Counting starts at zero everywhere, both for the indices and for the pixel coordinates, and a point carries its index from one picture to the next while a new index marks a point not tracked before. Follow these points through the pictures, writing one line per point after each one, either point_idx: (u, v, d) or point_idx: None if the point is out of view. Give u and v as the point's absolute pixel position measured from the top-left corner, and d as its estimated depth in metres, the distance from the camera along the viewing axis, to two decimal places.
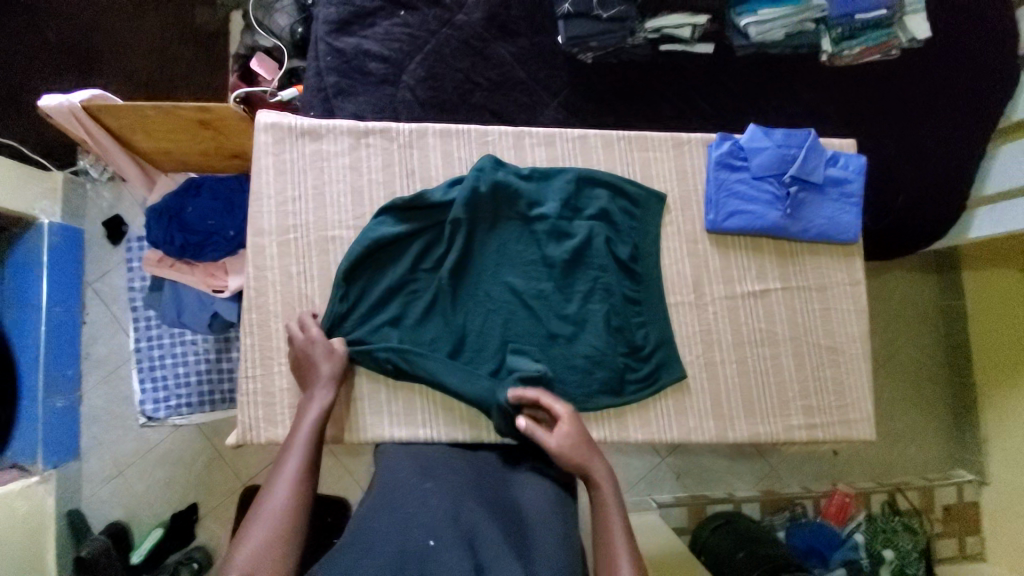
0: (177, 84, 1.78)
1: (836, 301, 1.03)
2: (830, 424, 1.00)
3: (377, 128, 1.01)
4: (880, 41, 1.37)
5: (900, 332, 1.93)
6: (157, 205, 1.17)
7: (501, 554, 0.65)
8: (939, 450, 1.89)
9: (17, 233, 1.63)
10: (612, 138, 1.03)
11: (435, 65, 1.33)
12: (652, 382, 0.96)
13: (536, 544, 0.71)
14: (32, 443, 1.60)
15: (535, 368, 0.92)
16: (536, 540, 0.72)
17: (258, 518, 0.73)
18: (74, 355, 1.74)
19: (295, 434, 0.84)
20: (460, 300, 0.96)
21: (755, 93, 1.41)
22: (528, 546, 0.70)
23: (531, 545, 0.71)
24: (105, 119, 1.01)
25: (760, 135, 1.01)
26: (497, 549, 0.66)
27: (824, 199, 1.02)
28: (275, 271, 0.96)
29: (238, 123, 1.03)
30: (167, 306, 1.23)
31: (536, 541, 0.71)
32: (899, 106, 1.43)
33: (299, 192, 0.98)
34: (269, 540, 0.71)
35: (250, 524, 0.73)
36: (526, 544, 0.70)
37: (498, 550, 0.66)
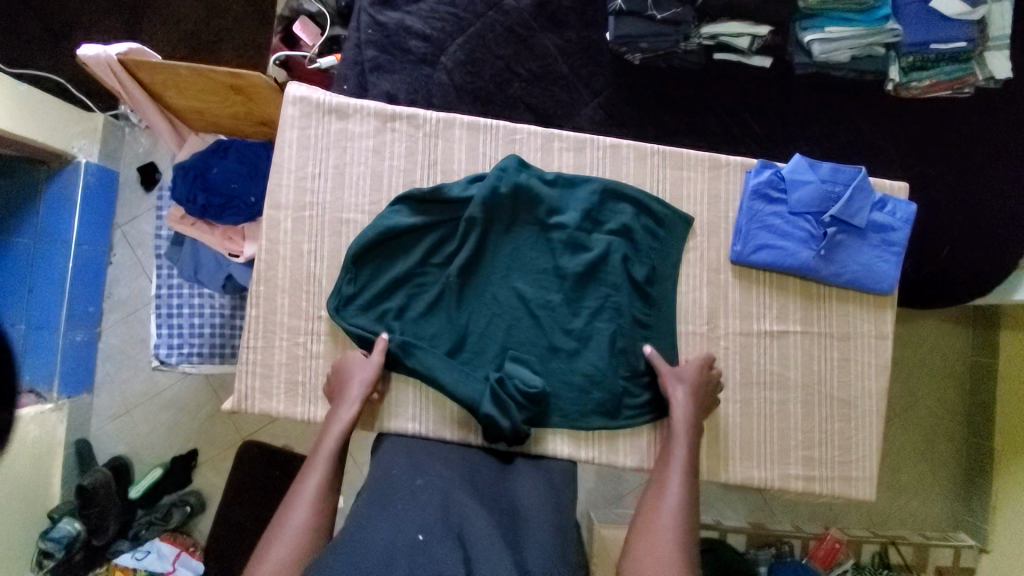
0: (220, 36, 1.76)
1: (857, 352, 0.98)
2: (829, 479, 0.96)
3: (404, 113, 0.98)
4: (955, 76, 1.27)
5: (921, 383, 1.84)
6: (184, 163, 1.17)
7: (491, 548, 0.67)
8: (943, 509, 1.82)
9: (53, 169, 1.67)
10: (646, 151, 0.99)
11: (476, 50, 1.28)
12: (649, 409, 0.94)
13: (528, 540, 0.72)
14: (50, 371, 1.67)
15: (533, 379, 0.90)
16: (529, 535, 0.73)
17: (280, 537, 0.73)
18: (97, 293, 1.79)
19: (319, 450, 0.83)
20: (464, 301, 0.94)
21: (809, 116, 1.32)
22: (519, 544, 0.71)
23: (523, 542, 0.72)
24: (139, 74, 1.02)
25: (804, 167, 0.95)
26: (488, 544, 0.67)
27: (864, 244, 0.96)
28: (287, 247, 0.96)
29: (268, 92, 1.01)
30: (184, 262, 1.24)
31: (529, 537, 0.73)
32: (963, 149, 1.33)
33: (319, 169, 0.97)
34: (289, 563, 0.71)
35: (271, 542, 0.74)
36: (518, 540, 0.71)
37: (491, 545, 0.67)
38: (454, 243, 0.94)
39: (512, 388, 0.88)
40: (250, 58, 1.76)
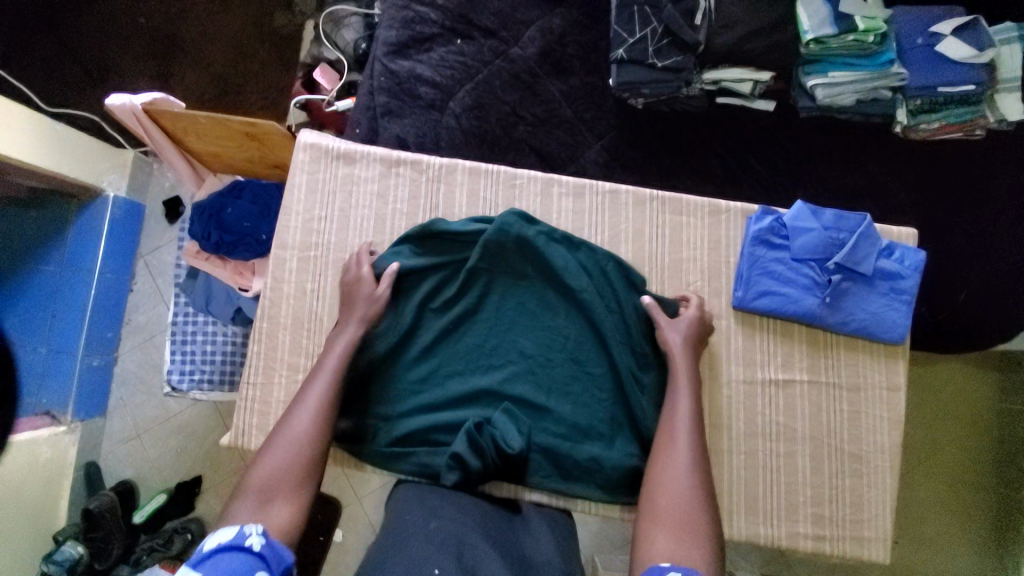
0: (246, 78, 1.86)
1: (868, 405, 0.94)
2: (841, 539, 0.91)
3: (408, 158, 1.02)
4: (963, 119, 1.26)
5: (947, 429, 1.75)
6: (202, 202, 1.22)
7: None
8: (975, 566, 1.69)
9: (83, 202, 1.76)
10: (645, 197, 1.00)
11: (483, 95, 1.33)
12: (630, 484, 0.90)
13: None
14: (66, 395, 1.71)
15: (513, 440, 0.87)
16: None
17: (278, 444, 0.76)
18: (116, 319, 1.85)
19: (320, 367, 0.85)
20: (447, 349, 0.95)
21: (815, 158, 1.32)
22: None
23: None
24: (162, 121, 1.08)
25: (807, 214, 0.94)
26: None
27: (871, 292, 0.93)
28: (290, 285, 0.98)
29: (281, 139, 1.06)
30: (196, 295, 1.28)
31: None
32: (976, 192, 1.30)
33: (325, 211, 1.00)
34: (283, 470, 0.73)
35: (269, 446, 0.76)
36: None
37: None
38: (455, 290, 0.96)
39: (491, 439, 0.87)
40: (273, 100, 1.85)
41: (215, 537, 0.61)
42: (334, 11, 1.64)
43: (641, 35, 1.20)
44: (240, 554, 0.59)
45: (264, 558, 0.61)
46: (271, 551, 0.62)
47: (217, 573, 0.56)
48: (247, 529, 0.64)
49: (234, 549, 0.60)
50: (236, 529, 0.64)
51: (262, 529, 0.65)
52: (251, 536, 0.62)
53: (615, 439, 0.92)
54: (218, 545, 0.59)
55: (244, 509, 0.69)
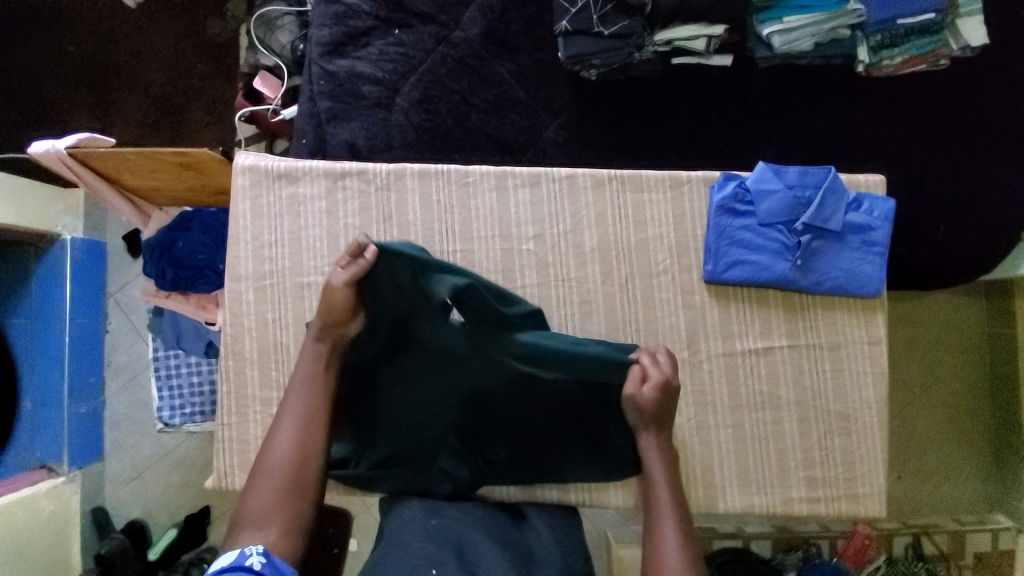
0: (188, 95, 1.77)
1: (850, 362, 0.93)
2: (835, 498, 0.91)
3: (354, 168, 0.97)
4: (927, 50, 1.21)
5: (938, 362, 1.76)
6: (151, 240, 1.17)
7: None
8: (976, 489, 1.74)
9: (41, 248, 1.69)
10: (604, 178, 0.95)
11: (430, 86, 1.26)
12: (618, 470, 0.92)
13: None
14: (59, 446, 1.69)
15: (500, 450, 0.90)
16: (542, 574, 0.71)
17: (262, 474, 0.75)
18: (97, 363, 1.81)
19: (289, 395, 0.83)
20: (382, 376, 0.89)
21: (779, 109, 1.27)
22: None
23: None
24: (90, 162, 1.02)
25: (770, 176, 0.91)
26: None
27: (843, 248, 0.91)
28: (251, 317, 0.95)
29: (217, 164, 1.00)
30: (165, 333, 1.25)
31: None
32: (947, 124, 1.26)
33: (275, 236, 0.96)
34: (270, 496, 0.74)
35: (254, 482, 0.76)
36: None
37: None
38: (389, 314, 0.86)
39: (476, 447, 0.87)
40: (218, 115, 1.77)
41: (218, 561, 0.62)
42: (264, 13, 1.54)
43: (583, 3, 1.14)
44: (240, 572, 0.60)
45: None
46: (273, 569, 0.63)
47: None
48: (248, 550, 0.64)
49: (236, 571, 0.61)
50: (238, 550, 0.65)
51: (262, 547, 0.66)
52: (251, 556, 0.63)
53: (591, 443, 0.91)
54: (221, 565, 0.61)
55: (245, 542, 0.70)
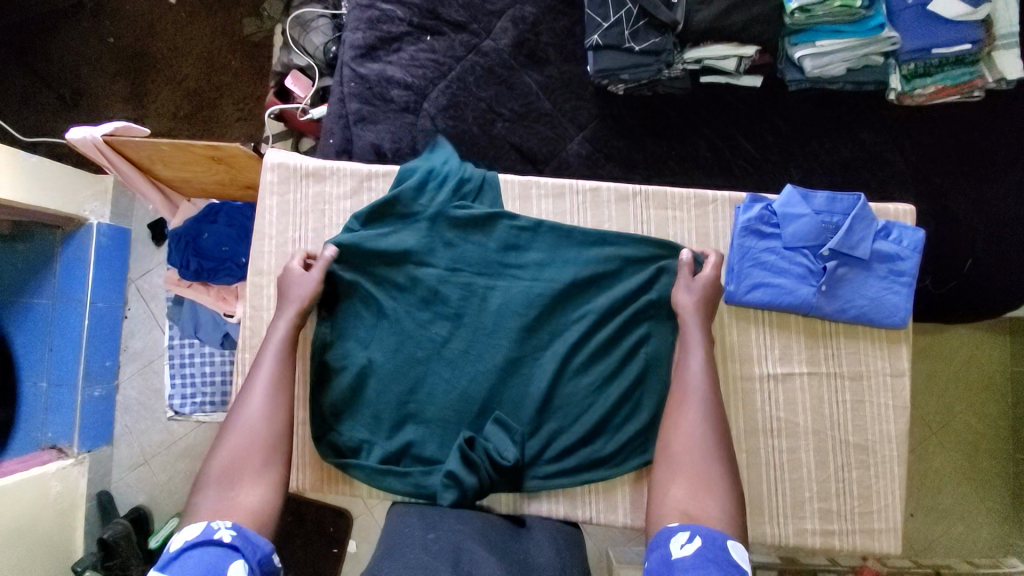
0: (220, 91, 1.81)
1: (872, 393, 0.90)
2: (850, 533, 0.88)
3: (380, 171, 0.98)
4: (959, 81, 1.20)
5: (957, 398, 1.72)
6: (178, 230, 1.19)
7: None
8: (993, 533, 1.68)
9: (68, 232, 1.74)
10: (628, 193, 0.95)
11: (457, 93, 1.27)
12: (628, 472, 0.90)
13: None
14: (70, 427, 1.72)
15: (506, 450, 0.87)
16: None
17: (234, 434, 0.79)
18: (114, 347, 1.84)
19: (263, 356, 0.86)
20: (397, 304, 0.95)
21: (807, 133, 1.26)
22: None
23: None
24: (125, 151, 1.04)
25: (798, 200, 0.89)
26: None
27: (869, 276, 0.89)
28: (271, 312, 0.96)
29: (247, 160, 1.02)
30: (185, 323, 1.27)
31: None
32: (978, 157, 1.24)
33: (299, 234, 0.97)
34: (242, 456, 0.77)
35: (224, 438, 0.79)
36: None
37: None
38: (388, 233, 0.95)
39: (485, 453, 0.87)
40: (248, 111, 1.80)
41: (182, 537, 0.64)
42: (301, 14, 1.57)
43: (615, 18, 1.15)
44: (210, 547, 0.63)
45: (239, 548, 0.65)
46: (244, 542, 0.65)
47: (185, 574, 0.60)
48: (215, 524, 0.66)
49: (205, 544, 0.63)
50: (204, 523, 0.67)
51: (232, 522, 0.68)
52: (219, 531, 0.65)
53: (598, 393, 0.91)
54: (189, 541, 0.63)
55: (211, 497, 0.72)
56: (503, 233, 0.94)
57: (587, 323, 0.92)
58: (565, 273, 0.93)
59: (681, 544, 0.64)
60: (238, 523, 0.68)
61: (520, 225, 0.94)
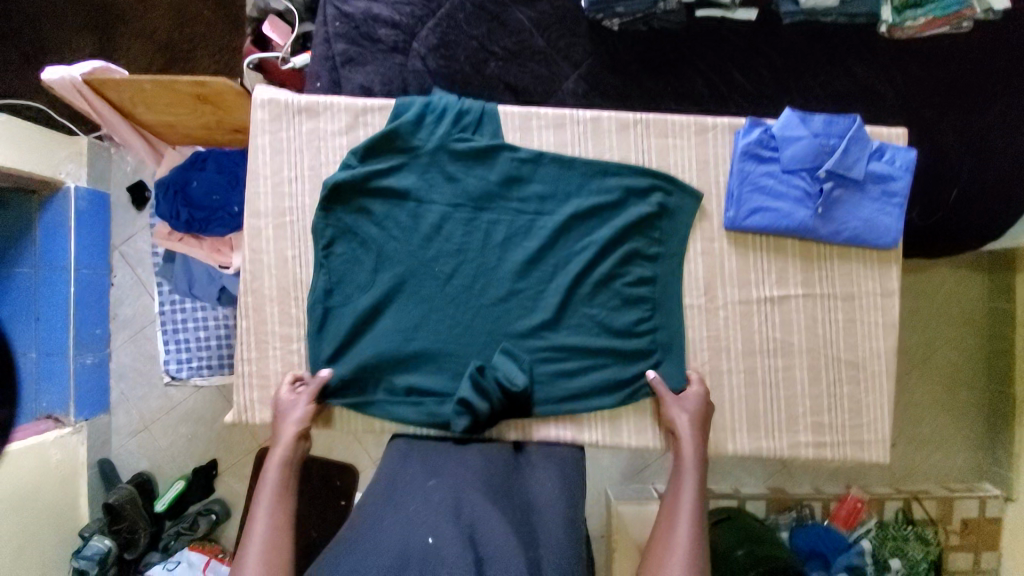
0: (194, 43, 1.72)
1: (863, 312, 0.94)
2: (841, 444, 0.93)
3: (376, 105, 0.96)
4: (951, 10, 1.18)
5: (936, 334, 1.80)
6: (165, 178, 1.16)
7: (502, 543, 0.68)
8: (967, 460, 1.80)
9: (45, 197, 1.66)
10: (628, 122, 0.95)
11: (448, 32, 1.24)
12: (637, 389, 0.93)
13: (542, 533, 0.74)
14: (65, 395, 1.69)
15: (517, 376, 0.90)
16: (543, 531, 0.75)
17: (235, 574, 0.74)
18: (103, 315, 1.80)
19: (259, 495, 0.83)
20: (398, 242, 0.94)
21: (801, 68, 1.26)
22: (535, 542, 0.72)
23: (538, 543, 0.72)
24: (105, 92, 1.00)
25: (796, 122, 0.90)
26: (497, 540, 0.68)
27: (863, 198, 0.91)
28: (270, 255, 0.95)
29: (235, 97, 0.98)
30: (178, 279, 1.25)
31: (542, 530, 0.75)
32: (966, 88, 1.26)
33: (294, 172, 0.95)
34: None
35: None
36: (533, 544, 0.72)
37: (502, 538, 0.69)
38: (387, 169, 0.93)
39: (495, 380, 0.89)
40: (225, 64, 1.72)
41: None
42: None
43: None
44: None
45: None
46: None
47: None
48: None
49: None
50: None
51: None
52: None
53: (606, 319, 0.93)
54: None
55: None
56: (505, 166, 0.93)
57: (592, 254, 0.93)
58: (568, 205, 0.94)
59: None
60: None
61: (522, 157, 0.93)
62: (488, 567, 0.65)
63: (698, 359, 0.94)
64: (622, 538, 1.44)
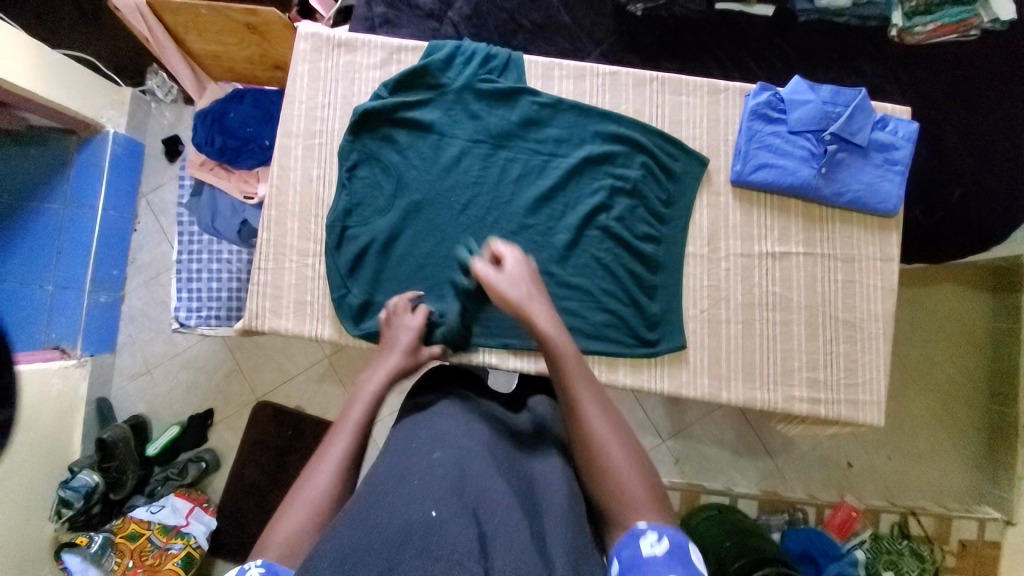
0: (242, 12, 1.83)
1: (861, 274, 0.97)
2: (835, 402, 0.95)
3: (409, 45, 1.03)
4: (959, 18, 1.26)
5: (938, 348, 1.78)
6: (205, 109, 1.26)
7: (508, 522, 0.63)
8: (965, 480, 1.75)
9: (83, 137, 1.69)
10: (645, 78, 1.01)
11: (481, 3, 1.31)
12: (638, 333, 0.95)
13: (547, 503, 0.70)
14: (75, 328, 1.67)
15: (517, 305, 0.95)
16: (548, 500, 0.70)
17: (296, 500, 0.67)
18: (122, 258, 1.82)
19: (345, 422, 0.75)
20: (415, 169, 0.98)
21: (814, 63, 1.32)
22: (542, 514, 0.68)
23: (543, 514, 0.68)
24: (162, 15, 1.10)
25: (805, 88, 0.95)
26: (502, 519, 0.63)
27: (866, 164, 0.96)
28: (297, 173, 1.00)
29: (281, 29, 1.10)
30: (202, 210, 1.30)
31: (546, 499, 0.71)
32: (974, 91, 1.30)
33: (328, 99, 1.02)
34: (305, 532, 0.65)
35: (288, 507, 0.67)
36: (539, 518, 0.67)
37: (508, 516, 0.64)
38: (415, 102, 0.99)
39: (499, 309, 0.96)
40: None
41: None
42: None
43: None
44: None
45: None
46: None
47: None
48: (247, 563, 0.62)
49: None
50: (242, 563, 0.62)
51: (262, 561, 0.62)
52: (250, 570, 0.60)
53: (613, 261, 0.96)
54: None
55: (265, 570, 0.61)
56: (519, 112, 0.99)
57: (604, 196, 0.96)
58: (581, 149, 0.98)
59: (650, 543, 0.61)
60: (269, 561, 0.62)
61: (542, 102, 0.99)
62: (491, 541, 0.60)
63: (697, 306, 0.97)
64: None
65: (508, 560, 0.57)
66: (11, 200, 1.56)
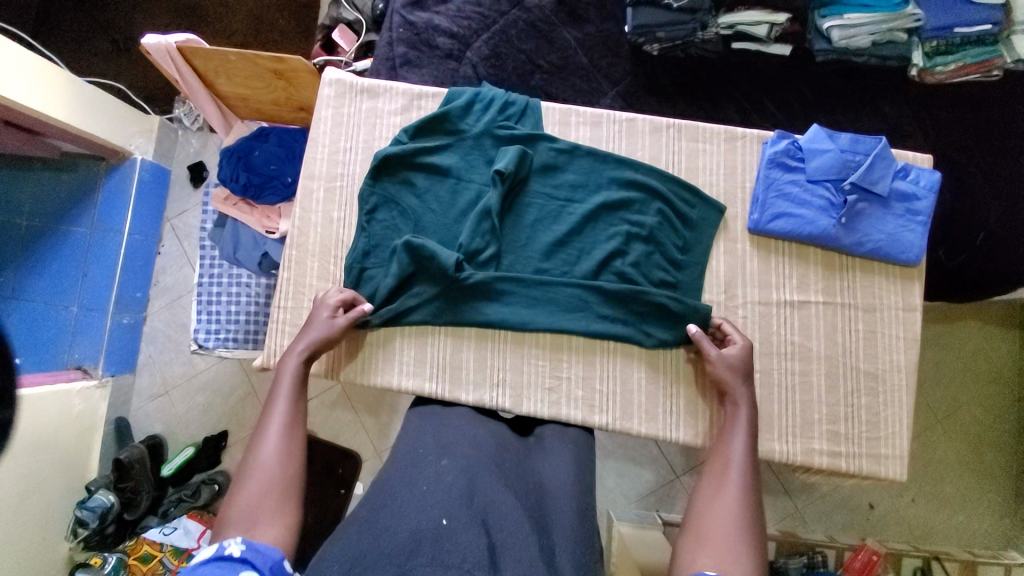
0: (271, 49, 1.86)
1: (884, 325, 0.95)
2: (856, 455, 0.93)
3: (430, 91, 1.06)
4: (981, 58, 1.23)
5: (964, 387, 1.72)
6: (231, 146, 1.30)
7: (516, 533, 0.64)
8: (993, 526, 1.68)
9: (112, 164, 1.74)
10: (661, 125, 1.02)
11: (499, 44, 1.34)
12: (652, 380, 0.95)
13: (555, 519, 0.71)
14: (98, 349, 1.71)
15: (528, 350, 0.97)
16: (554, 512, 0.72)
17: (248, 474, 0.73)
18: (145, 281, 1.86)
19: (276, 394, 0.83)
20: (433, 210, 1.00)
21: (833, 102, 1.32)
22: (549, 527, 0.69)
23: (552, 529, 0.69)
24: (194, 60, 1.15)
25: (824, 136, 0.95)
26: (508, 533, 0.64)
27: (887, 213, 0.95)
28: (318, 216, 1.03)
29: (307, 75, 1.14)
30: (225, 242, 1.34)
31: (554, 516, 0.71)
32: (998, 132, 1.27)
33: (350, 143, 1.04)
34: (259, 495, 0.71)
35: (241, 483, 0.73)
36: (547, 533, 0.68)
37: (516, 528, 0.65)
38: (436, 147, 1.01)
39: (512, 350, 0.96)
40: None
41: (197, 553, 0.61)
42: None
43: None
44: (219, 563, 0.59)
45: (247, 560, 0.61)
46: (254, 554, 0.62)
47: None
48: (227, 540, 0.63)
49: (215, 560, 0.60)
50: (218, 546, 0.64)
51: (240, 539, 0.65)
52: (230, 547, 0.62)
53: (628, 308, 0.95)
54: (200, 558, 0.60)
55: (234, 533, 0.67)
56: (509, 155, 0.97)
57: (618, 242, 0.97)
58: (598, 196, 0.99)
59: None
60: (245, 537, 0.65)
61: (559, 148, 1.00)
62: (500, 555, 0.61)
63: None
64: (624, 561, 1.37)
65: (517, 571, 0.60)
66: (43, 224, 1.62)
